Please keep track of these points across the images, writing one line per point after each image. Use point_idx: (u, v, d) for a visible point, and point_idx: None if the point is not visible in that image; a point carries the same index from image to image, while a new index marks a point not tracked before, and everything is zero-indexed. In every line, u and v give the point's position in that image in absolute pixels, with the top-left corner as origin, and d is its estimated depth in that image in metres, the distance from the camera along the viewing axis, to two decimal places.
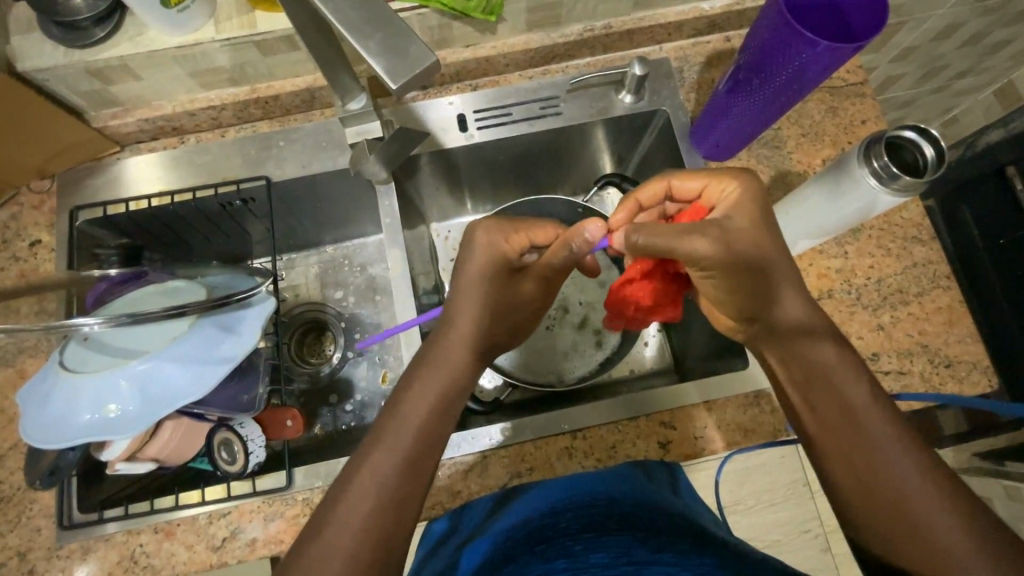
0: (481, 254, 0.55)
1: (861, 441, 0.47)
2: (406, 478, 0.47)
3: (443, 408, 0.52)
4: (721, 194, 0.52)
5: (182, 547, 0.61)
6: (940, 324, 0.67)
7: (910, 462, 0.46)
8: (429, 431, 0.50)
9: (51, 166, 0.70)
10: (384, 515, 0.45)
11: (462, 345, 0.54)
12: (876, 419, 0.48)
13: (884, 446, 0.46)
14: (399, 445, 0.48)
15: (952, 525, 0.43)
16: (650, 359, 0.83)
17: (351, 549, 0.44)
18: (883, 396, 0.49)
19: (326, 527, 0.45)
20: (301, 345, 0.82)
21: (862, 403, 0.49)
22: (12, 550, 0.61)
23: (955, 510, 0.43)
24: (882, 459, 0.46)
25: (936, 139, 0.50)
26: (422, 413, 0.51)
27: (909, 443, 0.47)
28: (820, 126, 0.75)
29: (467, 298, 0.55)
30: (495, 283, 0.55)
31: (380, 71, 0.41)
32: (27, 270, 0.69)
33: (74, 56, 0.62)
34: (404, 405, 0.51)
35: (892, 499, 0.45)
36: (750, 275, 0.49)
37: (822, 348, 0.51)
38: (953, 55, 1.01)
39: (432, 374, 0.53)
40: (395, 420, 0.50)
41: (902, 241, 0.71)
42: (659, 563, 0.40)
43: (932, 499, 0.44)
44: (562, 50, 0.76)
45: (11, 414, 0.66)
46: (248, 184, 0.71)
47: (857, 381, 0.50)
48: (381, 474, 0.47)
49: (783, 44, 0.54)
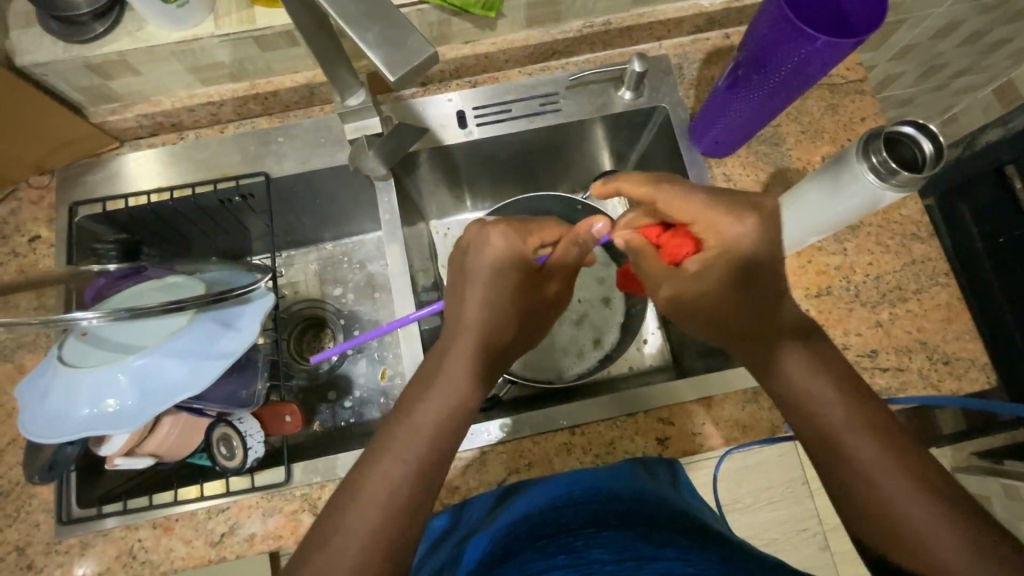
0: (491, 254, 0.56)
1: (841, 459, 0.46)
2: (415, 483, 0.47)
3: (455, 415, 0.51)
4: (712, 238, 0.51)
5: (181, 542, 0.61)
6: (938, 321, 0.67)
7: (895, 473, 0.44)
8: (439, 438, 0.50)
9: (51, 162, 0.71)
10: (392, 523, 0.45)
11: (467, 354, 0.54)
12: (855, 432, 0.46)
13: (863, 458, 0.45)
14: (401, 448, 0.49)
15: (943, 534, 0.41)
16: (649, 356, 0.83)
17: (359, 555, 0.44)
18: (864, 406, 0.48)
19: (331, 531, 0.45)
20: (300, 342, 0.81)
21: (841, 415, 0.47)
22: (11, 545, 0.61)
23: (950, 521, 0.42)
24: (868, 479, 0.45)
25: (934, 135, 0.50)
26: (431, 420, 0.50)
27: (894, 456, 0.45)
28: (819, 123, 0.75)
29: (474, 302, 0.55)
30: (506, 288, 0.56)
31: (379, 64, 0.41)
32: (26, 265, 0.70)
33: (73, 51, 0.62)
34: (414, 413, 0.51)
35: (886, 518, 0.43)
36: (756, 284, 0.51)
37: (798, 362, 0.50)
38: (952, 54, 1.01)
39: (438, 384, 0.52)
40: (401, 427, 0.50)
41: (901, 237, 0.71)
42: (661, 558, 0.39)
43: (925, 513, 0.42)
44: (562, 46, 0.76)
45: (9, 408, 0.66)
46: (248, 179, 0.71)
47: (835, 396, 0.48)
48: (391, 482, 0.47)
49: (782, 39, 0.54)
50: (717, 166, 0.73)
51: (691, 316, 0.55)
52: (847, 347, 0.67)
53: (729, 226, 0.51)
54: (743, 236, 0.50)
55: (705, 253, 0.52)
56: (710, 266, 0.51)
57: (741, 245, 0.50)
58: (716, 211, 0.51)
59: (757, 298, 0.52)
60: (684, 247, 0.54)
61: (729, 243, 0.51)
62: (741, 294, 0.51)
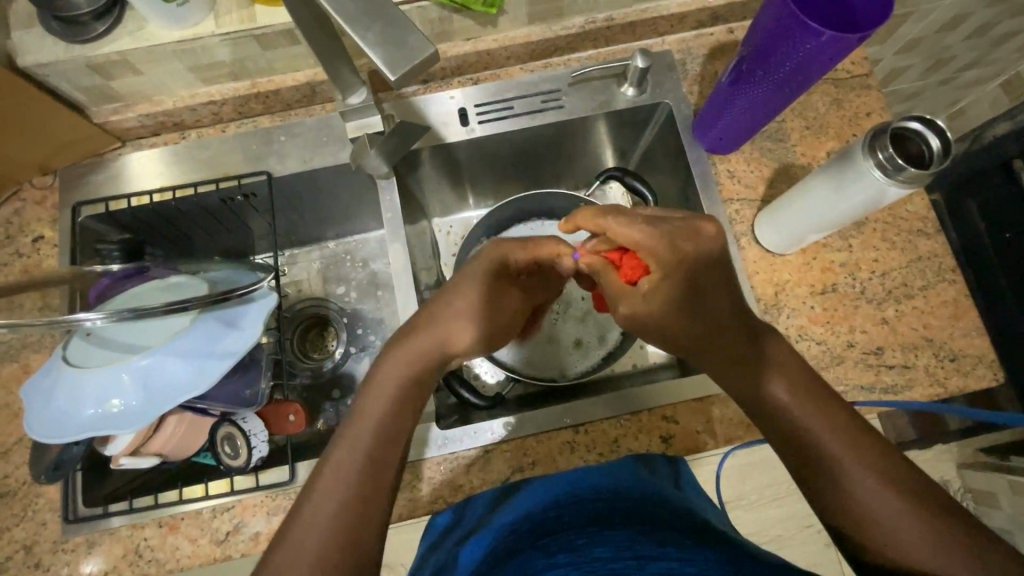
0: (483, 264, 0.56)
1: (812, 458, 0.46)
2: (369, 474, 0.46)
3: (398, 411, 0.51)
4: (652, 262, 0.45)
5: (186, 541, 0.62)
6: (945, 318, 0.67)
7: (865, 469, 0.44)
8: (397, 431, 0.50)
9: (54, 162, 0.71)
10: (352, 513, 0.44)
11: (430, 355, 0.54)
12: (821, 428, 0.46)
13: (840, 464, 0.44)
14: (356, 442, 0.48)
15: (915, 525, 0.41)
16: (653, 354, 0.81)
17: (318, 548, 0.42)
18: (831, 405, 0.48)
19: (291, 525, 0.44)
20: (304, 340, 0.81)
21: (813, 423, 0.46)
22: (18, 544, 0.62)
23: (923, 513, 0.41)
24: (841, 476, 0.44)
25: (943, 130, 0.51)
26: (379, 413, 0.50)
27: (864, 452, 0.45)
28: (824, 118, 0.74)
29: (462, 307, 0.54)
30: (488, 291, 0.56)
31: (379, 62, 0.41)
32: (31, 265, 0.70)
33: (74, 51, 0.62)
34: (368, 402, 0.51)
35: (859, 515, 0.43)
36: (711, 293, 0.47)
37: (769, 368, 0.49)
38: (959, 47, 1.00)
39: (376, 384, 0.52)
40: (360, 416, 0.50)
41: (907, 233, 0.70)
42: (661, 558, 0.39)
43: (897, 506, 0.42)
44: (565, 43, 0.76)
45: (15, 408, 0.66)
46: (250, 179, 0.71)
47: (801, 398, 0.48)
48: (344, 472, 0.46)
49: (787, 35, 0.54)
50: (721, 162, 0.73)
51: (652, 333, 0.51)
52: (852, 344, 0.66)
53: (668, 249, 0.42)
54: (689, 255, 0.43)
55: (652, 273, 0.46)
56: (657, 289, 0.46)
57: (687, 266, 0.44)
58: (657, 234, 0.43)
59: (717, 304, 0.48)
60: (637, 266, 0.49)
61: (673, 265, 0.44)
62: (693, 311, 0.47)
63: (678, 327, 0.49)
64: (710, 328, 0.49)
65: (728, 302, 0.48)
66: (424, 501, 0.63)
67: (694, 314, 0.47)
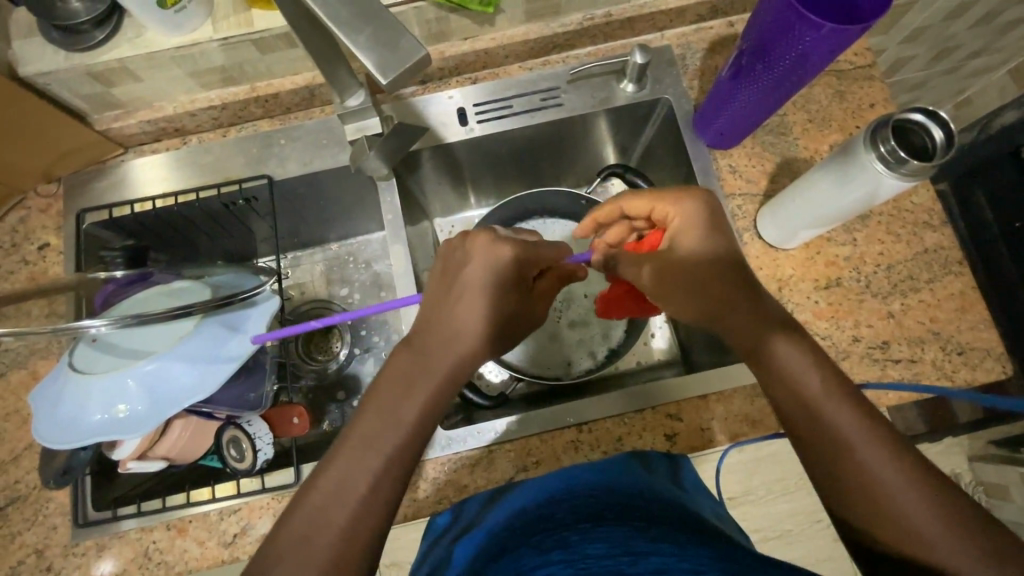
0: (481, 259, 0.53)
1: (824, 433, 0.44)
2: (383, 475, 0.45)
3: (430, 413, 0.49)
4: (671, 216, 0.54)
5: (194, 543, 0.62)
6: (952, 310, 0.66)
7: (879, 448, 0.42)
8: (415, 432, 0.47)
9: (58, 170, 0.71)
10: (362, 515, 0.44)
11: (448, 351, 0.51)
12: (834, 402, 0.45)
13: (853, 441, 0.43)
14: (377, 444, 0.46)
15: (923, 508, 0.40)
16: (657, 351, 0.82)
17: (331, 552, 0.42)
18: (844, 382, 0.46)
19: (296, 526, 0.43)
20: (308, 341, 0.80)
21: (826, 400, 0.45)
22: (29, 548, 0.63)
23: (926, 495, 0.41)
24: (850, 453, 0.43)
25: (946, 122, 0.50)
26: (400, 417, 0.48)
27: (877, 431, 0.43)
28: (827, 111, 0.74)
29: (469, 294, 0.52)
30: (495, 294, 0.53)
31: (371, 67, 0.41)
32: (37, 273, 0.70)
33: (75, 60, 0.62)
34: (382, 401, 0.48)
35: (871, 496, 0.41)
36: (723, 264, 0.52)
37: (782, 344, 0.48)
38: (965, 35, 0.99)
39: (396, 389, 0.49)
40: (372, 410, 0.48)
41: (913, 226, 0.69)
42: (657, 553, 0.39)
43: (904, 486, 0.41)
44: (563, 40, 0.75)
45: (25, 414, 0.67)
46: (251, 183, 0.71)
47: (816, 373, 0.46)
48: (355, 478, 0.45)
49: (787, 29, 0.53)
50: (723, 157, 0.72)
51: (666, 303, 0.54)
52: (858, 339, 0.66)
53: (674, 206, 0.54)
54: (689, 214, 0.54)
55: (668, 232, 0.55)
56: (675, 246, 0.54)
57: (693, 228, 0.53)
58: (665, 193, 0.55)
59: (729, 277, 0.51)
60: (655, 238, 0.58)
61: (688, 219, 0.53)
62: (703, 279, 0.51)
63: (690, 295, 0.52)
64: (718, 296, 0.51)
65: (738, 275, 0.52)
66: (428, 501, 0.63)
67: (700, 284, 0.51)
